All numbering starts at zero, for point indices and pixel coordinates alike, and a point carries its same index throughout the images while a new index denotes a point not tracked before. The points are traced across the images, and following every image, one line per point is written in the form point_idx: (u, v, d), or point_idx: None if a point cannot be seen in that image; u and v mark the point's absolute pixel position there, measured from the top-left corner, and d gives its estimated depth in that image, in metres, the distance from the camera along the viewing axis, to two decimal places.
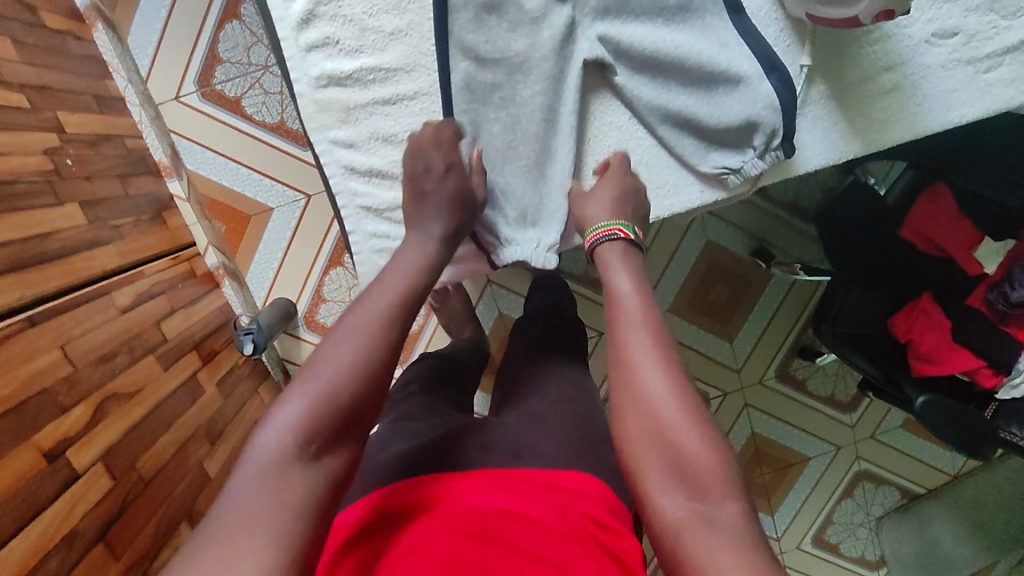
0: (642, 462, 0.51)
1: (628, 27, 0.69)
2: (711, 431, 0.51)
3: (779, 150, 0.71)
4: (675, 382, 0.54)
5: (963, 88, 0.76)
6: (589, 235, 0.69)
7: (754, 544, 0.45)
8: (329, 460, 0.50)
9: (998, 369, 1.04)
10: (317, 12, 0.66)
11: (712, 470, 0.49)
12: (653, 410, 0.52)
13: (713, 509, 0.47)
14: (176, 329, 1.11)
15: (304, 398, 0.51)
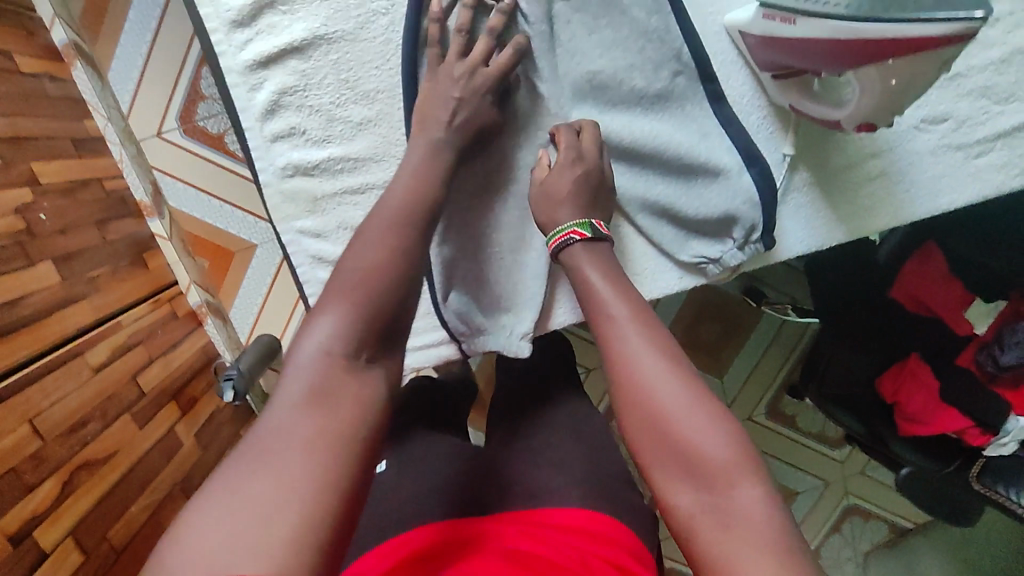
0: (651, 441, 0.49)
1: (605, 116, 0.67)
2: (721, 411, 0.49)
3: (759, 243, 0.69)
4: (680, 363, 0.52)
5: (952, 174, 0.73)
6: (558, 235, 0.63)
7: (775, 528, 0.43)
8: (373, 370, 0.48)
9: (985, 428, 0.98)
10: (282, 102, 0.64)
11: (725, 461, 0.46)
12: (662, 386, 0.50)
13: (732, 494, 0.45)
14: (153, 381, 1.10)
15: (335, 314, 0.49)
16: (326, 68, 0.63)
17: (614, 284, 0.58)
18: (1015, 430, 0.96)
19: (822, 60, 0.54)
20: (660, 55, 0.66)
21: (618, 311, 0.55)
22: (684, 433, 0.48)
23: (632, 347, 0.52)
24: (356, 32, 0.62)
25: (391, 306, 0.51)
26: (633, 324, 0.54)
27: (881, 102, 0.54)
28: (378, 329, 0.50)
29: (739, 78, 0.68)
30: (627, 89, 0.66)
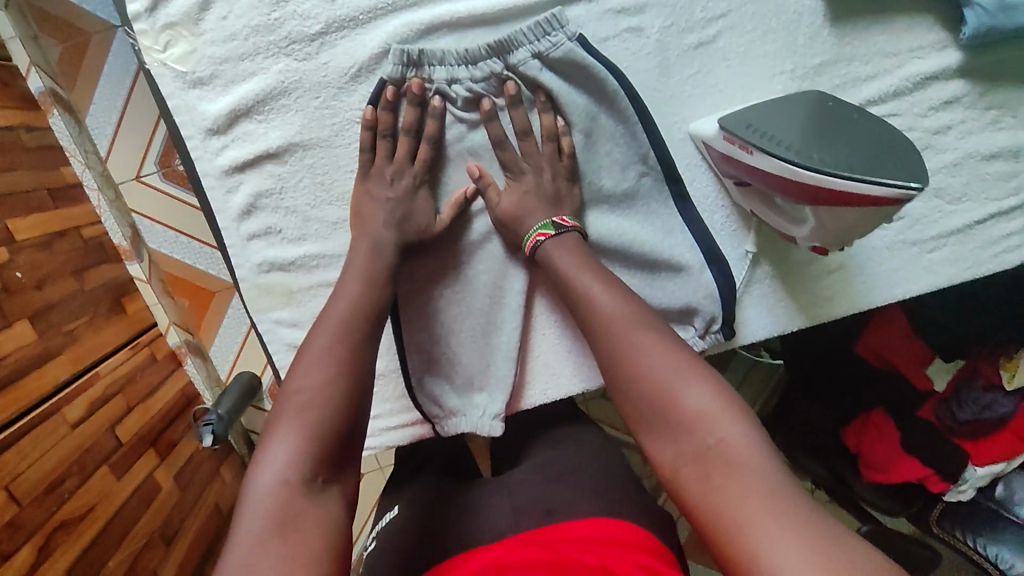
0: (647, 412, 0.54)
1: (612, 219, 0.69)
2: (705, 371, 0.54)
3: (720, 333, 0.72)
4: (665, 339, 0.57)
5: (907, 267, 0.76)
6: (526, 242, 0.65)
7: (767, 463, 0.48)
8: (328, 489, 0.50)
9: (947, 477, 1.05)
10: (259, 204, 0.65)
11: (715, 413, 0.51)
12: (649, 360, 0.56)
13: (723, 442, 0.49)
14: (133, 427, 1.11)
15: (289, 432, 0.50)
16: (302, 173, 0.64)
17: (596, 271, 0.62)
18: (972, 479, 1.06)
19: (780, 190, 0.58)
20: (627, 157, 0.68)
21: (601, 297, 0.60)
22: (674, 398, 0.53)
23: (618, 330, 0.58)
24: (331, 139, 0.64)
25: (341, 416, 0.52)
26: (615, 311, 0.59)
27: (832, 232, 0.58)
28: (331, 441, 0.51)
29: (704, 180, 0.71)
30: (594, 189, 0.68)
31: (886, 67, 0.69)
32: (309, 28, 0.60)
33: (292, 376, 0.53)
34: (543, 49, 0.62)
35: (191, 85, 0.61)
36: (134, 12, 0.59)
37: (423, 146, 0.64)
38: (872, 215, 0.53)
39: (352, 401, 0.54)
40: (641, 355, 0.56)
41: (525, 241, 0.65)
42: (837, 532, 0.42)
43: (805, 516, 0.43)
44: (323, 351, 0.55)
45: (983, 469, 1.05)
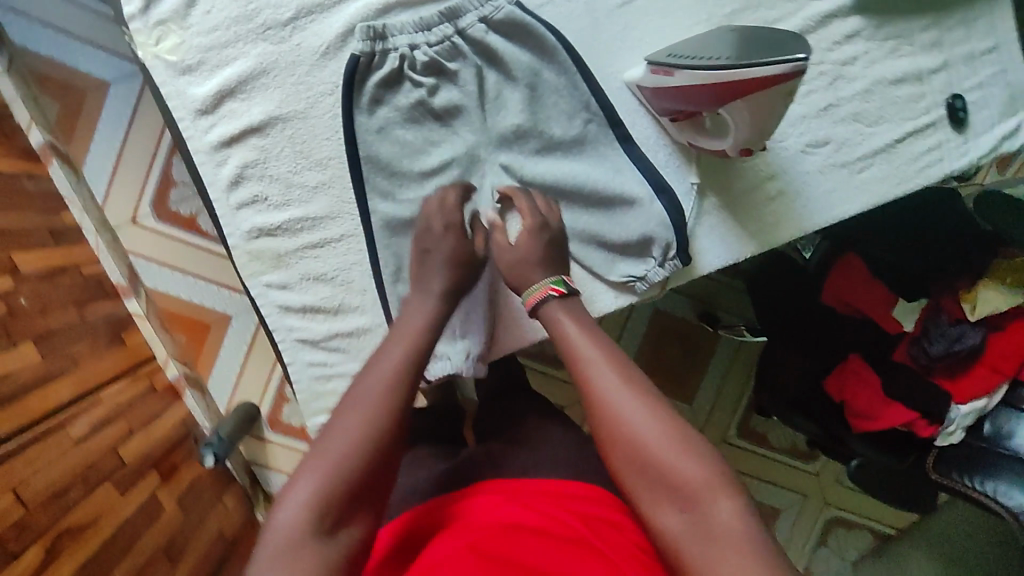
0: (630, 472, 0.53)
1: (532, 163, 0.76)
2: (693, 436, 0.53)
3: (677, 259, 0.79)
4: (650, 397, 0.56)
5: (842, 188, 0.83)
6: (528, 298, 0.67)
7: (756, 540, 0.48)
8: (346, 533, 0.50)
9: (931, 419, 1.10)
10: (245, 174, 0.72)
11: (709, 481, 0.51)
12: (634, 421, 0.54)
13: (710, 515, 0.50)
14: (134, 450, 1.13)
15: (309, 478, 0.51)
16: (282, 143, 0.72)
17: (584, 328, 0.62)
18: (958, 419, 1.08)
19: (701, 101, 0.65)
20: (572, 107, 0.76)
21: (588, 355, 0.59)
22: (661, 463, 0.52)
23: (615, 387, 0.56)
24: (307, 110, 0.72)
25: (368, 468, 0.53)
26: (601, 365, 0.58)
27: (751, 131, 0.64)
28: (356, 491, 0.52)
29: (644, 122, 0.79)
30: (546, 136, 0.76)
31: (789, 11, 0.79)
32: (282, 15, 0.70)
33: (326, 423, 0.54)
34: (487, 13, 0.72)
35: (182, 73, 0.70)
36: (130, 14, 0.69)
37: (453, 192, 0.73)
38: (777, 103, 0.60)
39: (375, 457, 0.53)
40: (632, 409, 0.54)
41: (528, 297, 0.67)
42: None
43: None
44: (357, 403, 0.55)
45: (966, 406, 1.07)
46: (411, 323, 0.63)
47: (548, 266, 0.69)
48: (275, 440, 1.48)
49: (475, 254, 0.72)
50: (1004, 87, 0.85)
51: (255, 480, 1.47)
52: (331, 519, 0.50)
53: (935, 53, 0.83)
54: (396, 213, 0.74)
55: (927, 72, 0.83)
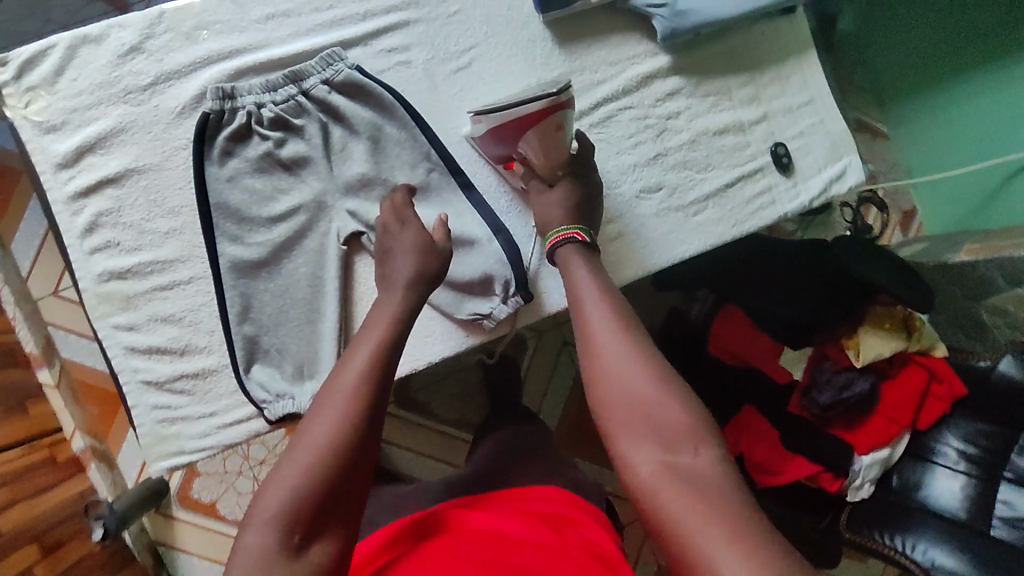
0: (609, 405, 0.56)
1: (376, 206, 0.81)
2: (675, 379, 0.56)
3: (519, 296, 0.83)
4: (636, 339, 0.59)
5: (679, 230, 0.89)
6: (552, 237, 0.74)
7: (723, 486, 0.49)
8: (314, 549, 0.50)
9: (836, 472, 1.09)
10: (100, 222, 0.77)
11: (684, 423, 0.53)
12: (617, 356, 0.58)
13: (678, 459, 0.51)
14: (15, 519, 1.08)
15: (284, 478, 0.52)
16: (136, 192, 0.78)
17: (590, 274, 0.68)
18: (863, 471, 1.09)
19: (509, 139, 0.77)
20: (414, 157, 0.83)
21: (588, 301, 0.64)
22: (639, 394, 0.55)
23: (603, 336, 0.60)
24: (162, 163, 0.78)
25: (347, 461, 0.54)
26: (595, 308, 0.63)
27: (549, 157, 0.77)
28: (326, 493, 0.52)
29: (483, 172, 0.86)
30: (391, 183, 0.82)
31: (611, 73, 0.89)
32: (142, 81, 0.78)
33: (306, 417, 0.56)
34: (329, 76, 0.80)
35: (46, 131, 0.77)
36: (3, 81, 0.76)
37: (400, 193, 0.78)
38: (566, 129, 0.76)
39: (357, 454, 0.54)
40: (618, 358, 0.57)
41: (552, 237, 0.75)
42: (765, 544, 0.44)
43: (736, 528, 0.45)
44: (336, 390, 0.57)
45: (868, 457, 1.09)
46: (387, 310, 0.66)
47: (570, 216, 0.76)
48: (185, 518, 1.44)
49: (436, 245, 0.74)
50: (824, 135, 0.94)
51: (158, 562, 1.40)
52: (300, 533, 0.50)
53: (754, 106, 0.93)
54: (243, 254, 0.79)
55: (749, 124, 0.92)
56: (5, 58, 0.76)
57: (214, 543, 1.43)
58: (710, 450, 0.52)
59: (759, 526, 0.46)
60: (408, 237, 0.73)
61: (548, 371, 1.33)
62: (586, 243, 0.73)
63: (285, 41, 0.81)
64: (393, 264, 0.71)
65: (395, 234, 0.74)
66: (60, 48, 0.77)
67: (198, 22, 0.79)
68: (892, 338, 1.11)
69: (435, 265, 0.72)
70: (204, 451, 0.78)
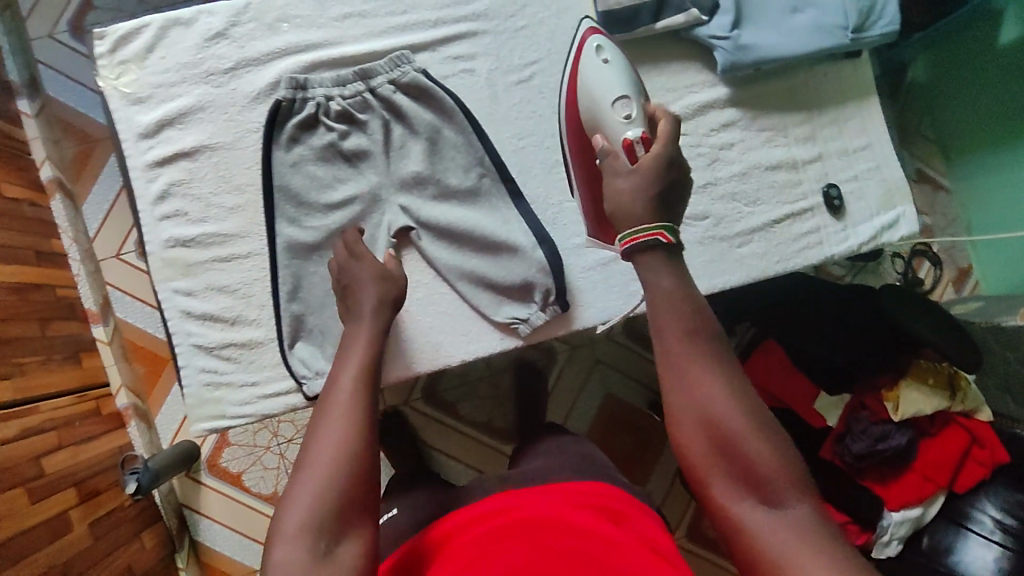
0: (708, 462, 0.52)
1: (428, 205, 0.85)
2: (767, 420, 0.52)
3: (557, 305, 0.85)
4: (727, 374, 0.54)
5: (721, 259, 0.89)
6: (626, 237, 0.58)
7: (828, 541, 0.47)
8: (346, 546, 0.53)
9: (864, 526, 1.07)
10: (171, 191, 0.82)
11: (781, 473, 0.50)
12: (715, 405, 0.52)
13: (785, 515, 0.49)
14: (59, 464, 1.15)
15: (307, 491, 0.55)
16: (208, 167, 0.82)
17: (677, 285, 0.57)
18: (892, 527, 1.06)
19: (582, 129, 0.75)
20: (468, 161, 0.86)
21: (673, 325, 0.55)
22: (741, 447, 0.51)
23: (687, 370, 0.54)
24: (234, 143, 0.83)
25: (357, 478, 0.56)
26: (678, 335, 0.55)
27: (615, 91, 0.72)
28: (343, 497, 0.55)
29: (534, 182, 0.88)
30: (443, 184, 0.85)
31: (670, 98, 0.89)
32: (223, 65, 0.83)
33: (312, 437, 0.59)
34: (396, 76, 0.84)
35: (133, 102, 0.82)
36: (99, 53, 0.81)
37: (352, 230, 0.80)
38: (615, 64, 0.75)
39: (366, 465, 0.57)
40: (709, 397, 0.52)
41: (625, 235, 0.59)
42: None
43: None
44: (339, 410, 0.61)
45: (898, 513, 1.06)
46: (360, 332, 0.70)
47: (651, 206, 0.59)
48: (212, 485, 1.48)
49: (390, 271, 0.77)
50: (878, 181, 0.93)
51: (182, 523, 1.45)
52: (328, 537, 0.53)
53: (810, 145, 0.92)
54: (299, 237, 0.83)
55: (802, 162, 0.91)
56: (103, 32, 0.81)
57: (237, 512, 1.48)
58: (810, 495, 0.50)
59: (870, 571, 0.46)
60: (367, 266, 0.76)
61: (578, 386, 1.34)
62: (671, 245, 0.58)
63: (358, 41, 0.85)
64: (354, 289, 0.75)
65: (352, 266, 0.76)
66: (153, 28, 0.82)
67: (280, 15, 0.84)
68: (934, 393, 1.07)
69: (394, 290, 0.76)
70: (243, 417, 0.82)
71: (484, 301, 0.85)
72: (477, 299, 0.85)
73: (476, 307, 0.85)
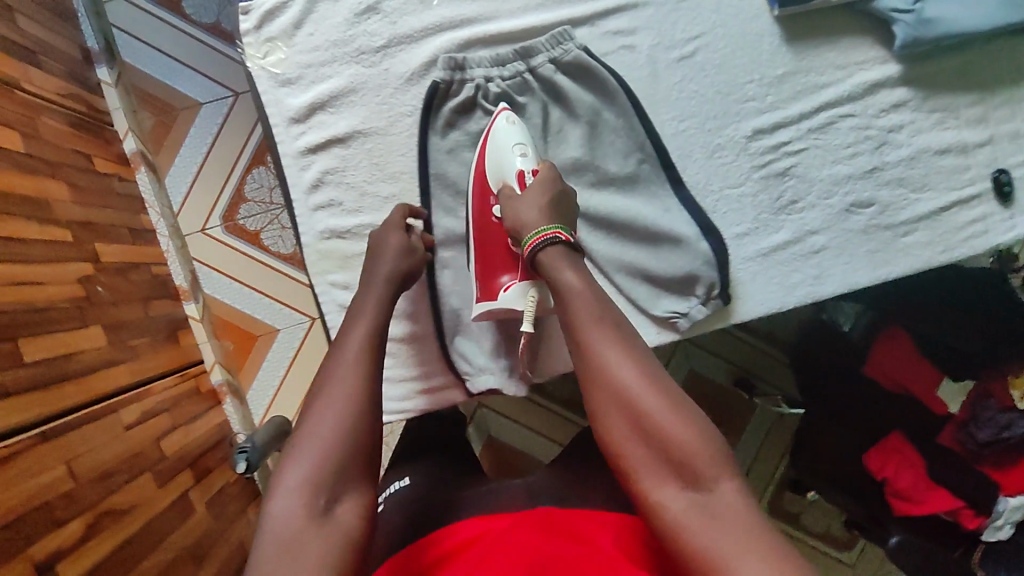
0: (634, 452, 0.52)
1: (586, 195, 0.81)
2: (687, 403, 0.52)
3: (719, 299, 0.82)
4: (644, 363, 0.55)
5: (884, 249, 0.85)
6: (528, 242, 0.65)
7: (751, 520, 0.47)
8: (342, 507, 0.51)
9: (979, 509, 0.91)
10: (325, 179, 0.78)
11: (703, 453, 0.50)
12: (636, 394, 0.53)
13: (714, 498, 0.48)
14: (174, 445, 1.15)
15: (306, 458, 0.52)
16: (361, 154, 0.78)
17: (584, 280, 0.61)
18: (1009, 511, 0.90)
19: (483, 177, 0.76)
20: (628, 147, 0.82)
21: (584, 317, 0.58)
22: (661, 431, 0.51)
23: (604, 358, 0.55)
24: (387, 128, 0.79)
25: (351, 441, 0.54)
26: (591, 326, 0.58)
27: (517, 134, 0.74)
28: (335, 461, 0.52)
29: (694, 168, 0.84)
30: (602, 172, 0.81)
31: (838, 76, 0.84)
32: (375, 43, 0.77)
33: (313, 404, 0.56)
34: (557, 55, 0.79)
35: (282, 84, 0.77)
36: (244, 30, 0.77)
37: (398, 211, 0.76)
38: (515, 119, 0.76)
39: (368, 433, 0.55)
40: (626, 379, 0.53)
41: (527, 242, 0.66)
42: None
43: (779, 558, 0.43)
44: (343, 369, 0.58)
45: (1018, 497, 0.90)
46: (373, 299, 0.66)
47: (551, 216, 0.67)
48: None
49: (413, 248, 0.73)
50: None
51: None
52: (326, 496, 0.51)
53: (980, 128, 0.86)
54: (457, 228, 0.80)
55: (973, 146, 0.86)
56: (248, 7, 0.76)
57: None
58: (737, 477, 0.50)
59: (800, 555, 0.45)
60: (394, 236, 0.72)
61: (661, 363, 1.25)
62: (569, 244, 0.64)
63: (515, 15, 0.79)
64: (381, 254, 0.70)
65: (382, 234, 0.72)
66: (301, 1, 0.77)
67: None
68: None
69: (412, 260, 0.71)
70: (401, 413, 0.81)
71: (642, 292, 0.82)
72: (634, 291, 0.82)
73: (633, 300, 0.83)
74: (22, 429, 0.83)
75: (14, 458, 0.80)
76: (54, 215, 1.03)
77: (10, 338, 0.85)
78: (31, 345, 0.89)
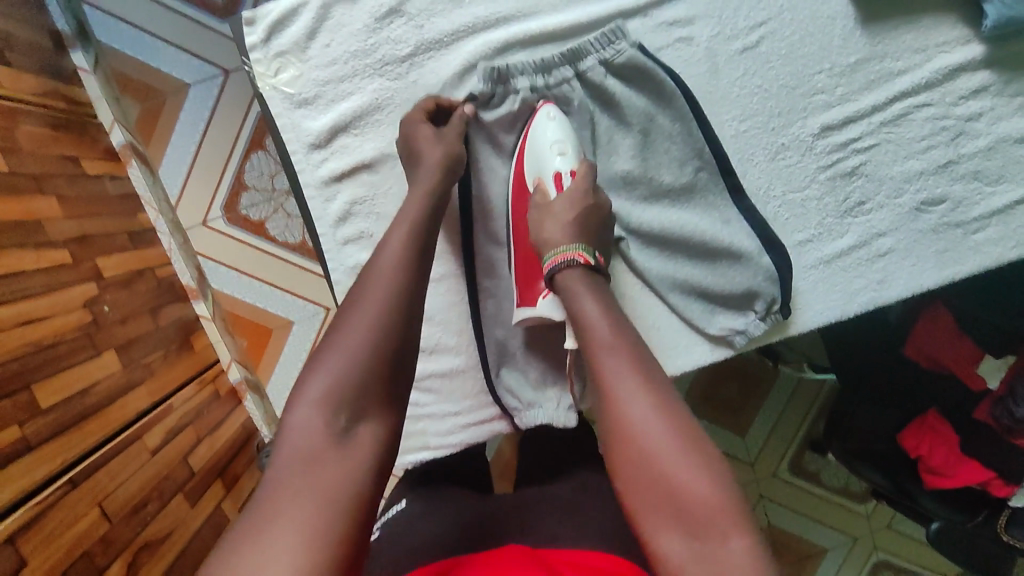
0: (636, 492, 0.45)
1: (642, 210, 0.75)
2: (703, 443, 0.45)
3: (779, 314, 0.76)
4: (659, 393, 0.48)
5: (954, 248, 0.77)
6: (550, 260, 0.61)
7: None
8: (361, 429, 0.46)
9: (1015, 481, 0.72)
10: (353, 211, 0.71)
11: (715, 503, 0.42)
12: (643, 427, 0.46)
13: (723, 554, 0.41)
14: (202, 459, 1.03)
15: (328, 365, 0.47)
16: (390, 179, 0.71)
17: (600, 306, 0.55)
18: None
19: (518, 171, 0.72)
20: (684, 154, 0.75)
21: (598, 340, 0.52)
22: (667, 472, 0.44)
23: (613, 385, 0.49)
24: None
25: (380, 351, 0.49)
26: (603, 349, 0.51)
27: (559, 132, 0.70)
28: (366, 372, 0.48)
29: (754, 172, 0.77)
30: (656, 183, 0.75)
31: (914, 62, 0.75)
32: (401, 51, 0.70)
33: (345, 306, 0.51)
34: (608, 56, 0.71)
35: (298, 105, 0.70)
36: (252, 45, 0.69)
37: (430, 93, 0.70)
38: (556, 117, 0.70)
39: (401, 338, 0.50)
40: (636, 408, 0.47)
41: (549, 259, 0.61)
42: None
43: None
44: (385, 270, 0.53)
45: None
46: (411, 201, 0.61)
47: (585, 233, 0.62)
48: None
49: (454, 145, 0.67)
50: None
51: None
52: (347, 415, 0.46)
53: None
54: (496, 258, 0.76)
55: None
56: (254, 18, 0.68)
57: None
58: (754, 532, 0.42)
59: None
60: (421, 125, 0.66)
61: None
62: (591, 267, 0.59)
63: (558, 9, 0.72)
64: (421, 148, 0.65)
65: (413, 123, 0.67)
66: (313, 7, 0.68)
67: None
68: None
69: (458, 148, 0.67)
70: (448, 448, 0.75)
71: (698, 309, 0.77)
72: (689, 310, 0.77)
73: (687, 318, 0.77)
74: (50, 479, 0.73)
75: (45, 515, 0.70)
76: (48, 237, 0.87)
77: (25, 385, 0.73)
78: (47, 391, 0.76)
